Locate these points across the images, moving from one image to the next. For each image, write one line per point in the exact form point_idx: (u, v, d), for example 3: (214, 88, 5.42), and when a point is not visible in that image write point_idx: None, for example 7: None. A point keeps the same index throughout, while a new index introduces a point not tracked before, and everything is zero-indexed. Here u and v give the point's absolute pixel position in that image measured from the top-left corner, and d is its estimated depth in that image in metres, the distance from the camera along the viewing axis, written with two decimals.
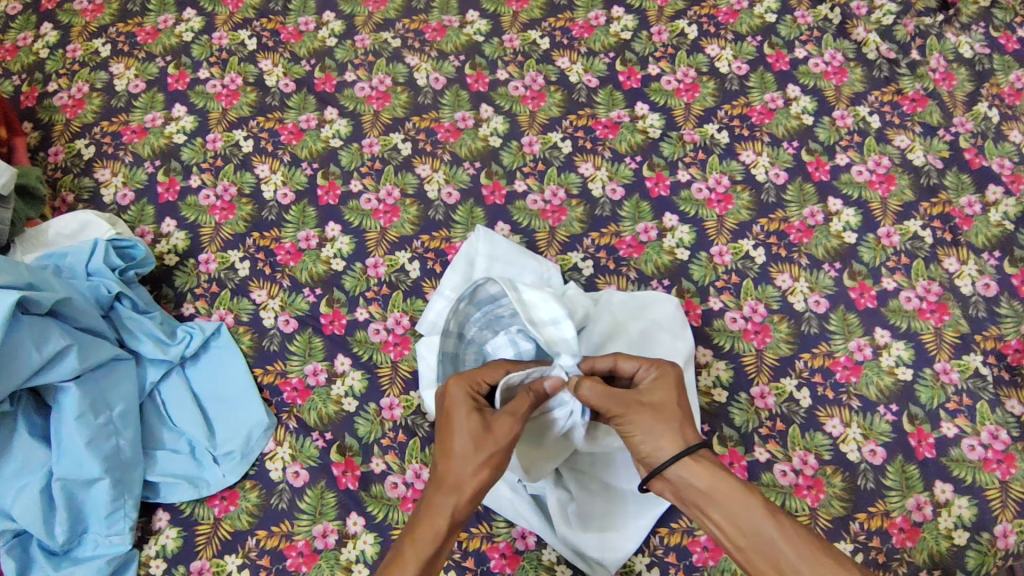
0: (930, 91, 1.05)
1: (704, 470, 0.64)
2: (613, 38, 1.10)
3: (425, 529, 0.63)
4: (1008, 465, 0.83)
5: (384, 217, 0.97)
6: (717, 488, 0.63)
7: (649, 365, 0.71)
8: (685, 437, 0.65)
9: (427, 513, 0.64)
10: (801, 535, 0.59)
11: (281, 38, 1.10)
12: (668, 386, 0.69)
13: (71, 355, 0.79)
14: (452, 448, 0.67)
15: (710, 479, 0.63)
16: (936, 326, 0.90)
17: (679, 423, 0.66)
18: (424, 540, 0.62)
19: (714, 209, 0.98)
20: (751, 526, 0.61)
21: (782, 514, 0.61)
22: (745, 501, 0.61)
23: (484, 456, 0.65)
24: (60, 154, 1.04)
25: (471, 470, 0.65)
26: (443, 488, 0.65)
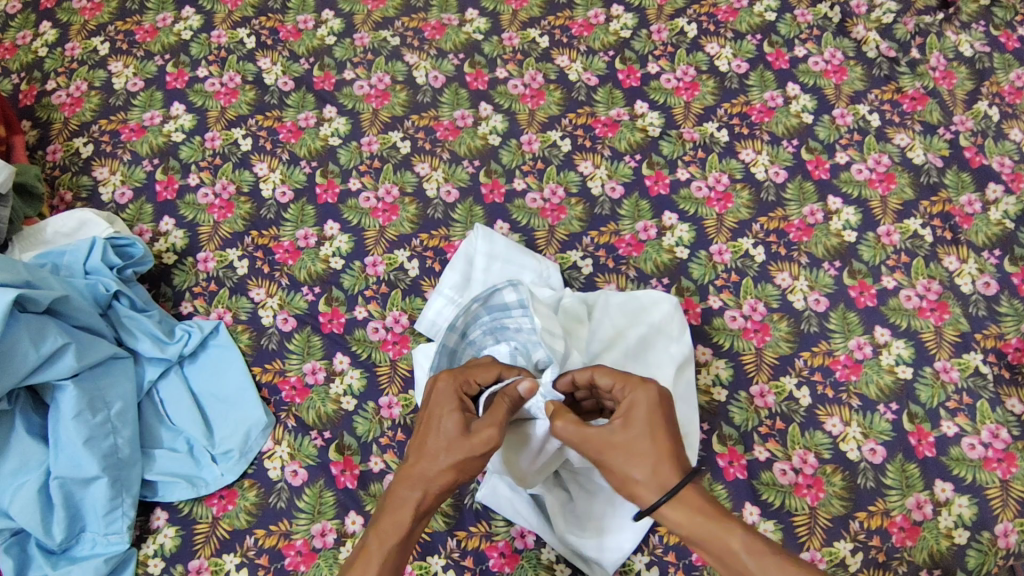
0: (930, 90, 1.05)
1: (682, 509, 0.63)
2: (613, 36, 1.10)
3: (393, 521, 0.63)
4: (1008, 465, 0.83)
5: (383, 215, 0.97)
6: (695, 530, 0.62)
7: (623, 384, 0.69)
8: (661, 475, 0.64)
9: (391, 505, 0.64)
10: (782, 567, 0.59)
11: (280, 37, 1.10)
12: (642, 413, 0.66)
13: (69, 353, 0.79)
14: (426, 446, 0.67)
15: (688, 523, 0.62)
16: (937, 325, 0.90)
17: (654, 463, 0.64)
18: (389, 531, 0.63)
19: (714, 208, 0.98)
20: (730, 561, 0.61)
21: (761, 546, 0.60)
22: (722, 539, 0.61)
23: (455, 457, 0.65)
24: (58, 153, 1.03)
25: (440, 469, 0.65)
26: (411, 482, 0.65)
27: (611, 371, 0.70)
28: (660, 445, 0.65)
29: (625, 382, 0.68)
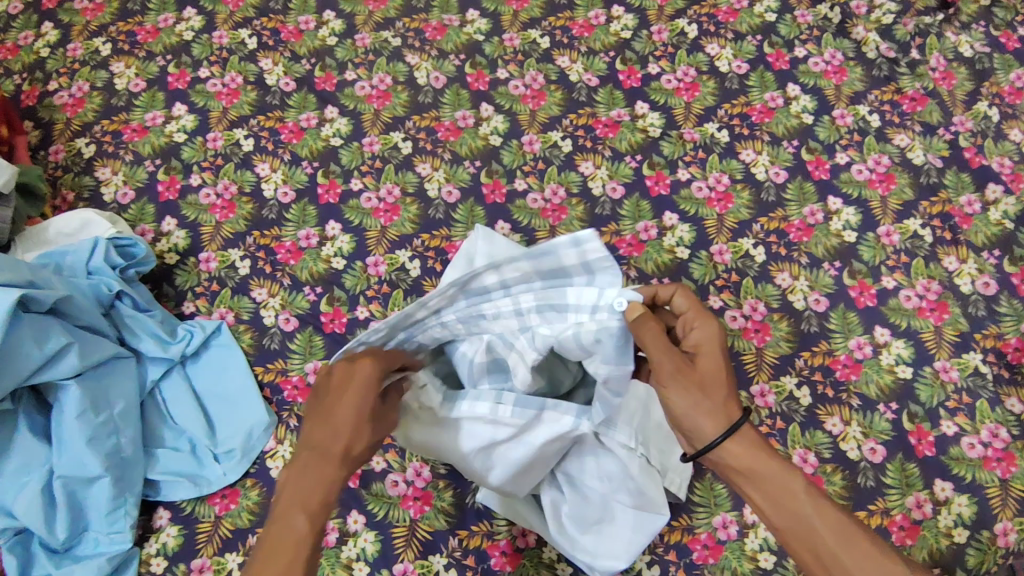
0: (930, 91, 1.06)
1: (744, 445, 0.59)
2: (613, 37, 1.10)
3: (304, 494, 0.54)
4: (1008, 464, 0.83)
5: (384, 216, 0.97)
6: (754, 467, 0.58)
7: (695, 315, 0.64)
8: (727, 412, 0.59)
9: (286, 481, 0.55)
10: (839, 517, 0.56)
11: (281, 37, 1.11)
12: (713, 350, 0.62)
13: (71, 353, 0.79)
14: (347, 402, 0.58)
15: (746, 459, 0.59)
16: (936, 324, 0.91)
17: (722, 403, 0.60)
18: (303, 506, 0.53)
19: (714, 208, 0.98)
20: (794, 509, 0.57)
21: (820, 493, 0.58)
22: (784, 481, 0.57)
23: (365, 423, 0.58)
24: (60, 153, 1.04)
25: (365, 434, 0.58)
26: (337, 447, 0.56)
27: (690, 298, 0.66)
28: (728, 389, 0.61)
29: (702, 314, 0.64)
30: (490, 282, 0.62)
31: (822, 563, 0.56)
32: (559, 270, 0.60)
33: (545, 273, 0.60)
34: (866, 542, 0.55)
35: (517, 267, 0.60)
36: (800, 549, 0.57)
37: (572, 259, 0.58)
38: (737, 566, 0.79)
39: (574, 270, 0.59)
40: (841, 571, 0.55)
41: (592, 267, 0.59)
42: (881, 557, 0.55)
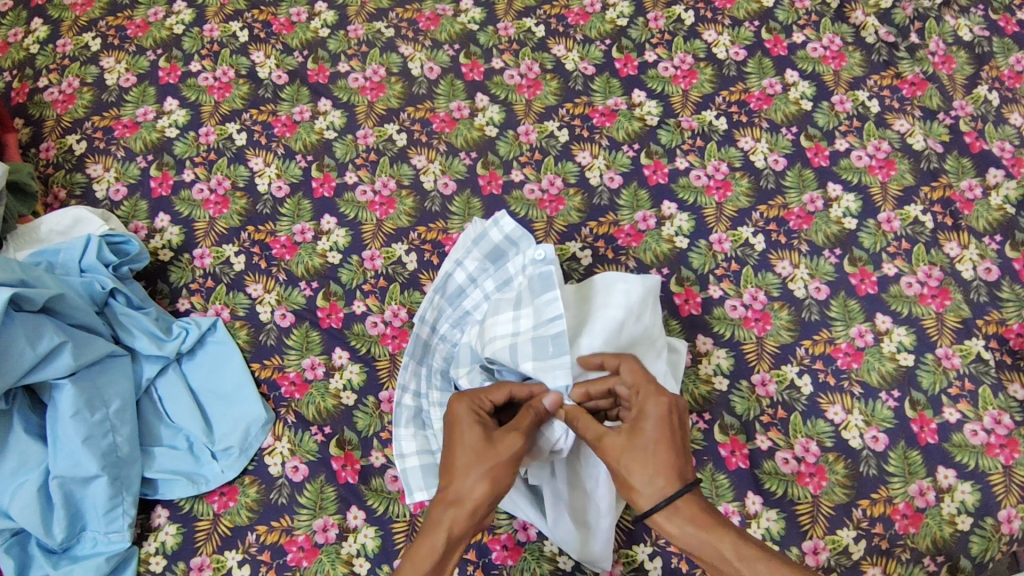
0: (930, 75, 1.05)
1: (679, 521, 0.63)
2: (609, 24, 1.09)
3: (425, 542, 0.62)
4: (1011, 450, 0.83)
5: (380, 209, 0.96)
6: (690, 541, 0.62)
7: (641, 389, 0.70)
8: (662, 483, 0.64)
9: (427, 526, 0.63)
10: (773, 571, 0.59)
11: (272, 30, 1.09)
12: (654, 422, 0.66)
13: (65, 352, 0.78)
14: (454, 463, 0.66)
15: (685, 535, 0.62)
16: (938, 311, 0.90)
17: (654, 469, 0.64)
18: (424, 557, 0.62)
19: (713, 197, 0.97)
20: (728, 572, 0.61)
21: (753, 552, 0.60)
22: (715, 546, 0.61)
23: (488, 469, 0.65)
24: (51, 150, 1.02)
25: (473, 482, 0.65)
26: (451, 503, 0.64)
27: (635, 369, 0.71)
28: (664, 455, 0.65)
29: (646, 386, 0.69)
30: (460, 280, 0.87)
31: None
32: (497, 249, 0.86)
33: (490, 257, 0.86)
34: None
35: (472, 258, 0.86)
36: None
37: (498, 236, 0.86)
38: None
39: (504, 244, 0.86)
40: None
41: (514, 238, 0.85)
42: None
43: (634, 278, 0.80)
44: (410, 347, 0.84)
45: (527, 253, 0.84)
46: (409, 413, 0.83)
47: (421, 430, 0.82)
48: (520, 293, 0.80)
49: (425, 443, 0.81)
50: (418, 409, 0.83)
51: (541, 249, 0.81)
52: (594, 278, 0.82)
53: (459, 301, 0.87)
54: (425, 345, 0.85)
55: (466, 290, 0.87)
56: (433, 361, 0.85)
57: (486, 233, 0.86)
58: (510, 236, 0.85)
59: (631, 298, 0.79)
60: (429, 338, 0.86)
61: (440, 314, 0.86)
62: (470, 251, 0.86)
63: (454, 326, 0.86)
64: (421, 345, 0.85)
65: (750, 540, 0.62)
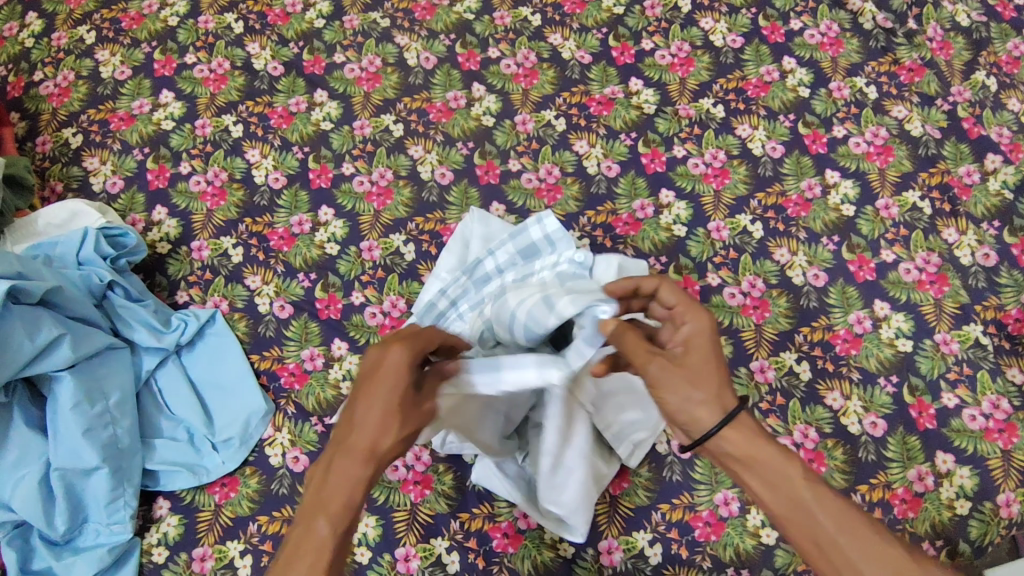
0: (927, 61, 1.04)
1: (743, 434, 0.57)
2: (605, 13, 1.08)
3: (331, 501, 0.53)
4: (1010, 435, 0.83)
5: (377, 199, 0.96)
6: (756, 455, 0.57)
7: (684, 310, 0.61)
8: (725, 402, 0.58)
9: (332, 480, 0.54)
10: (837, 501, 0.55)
11: (268, 21, 1.09)
12: (704, 341, 0.59)
13: (64, 344, 0.78)
14: (374, 398, 0.55)
15: (750, 449, 0.57)
16: (937, 297, 0.90)
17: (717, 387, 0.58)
18: (328, 515, 0.53)
19: (711, 184, 0.97)
20: (793, 494, 0.56)
21: (823, 483, 0.56)
22: (783, 469, 0.56)
23: (414, 425, 0.56)
24: (47, 144, 1.02)
25: (390, 427, 0.55)
26: (364, 452, 0.54)
27: (677, 291, 0.62)
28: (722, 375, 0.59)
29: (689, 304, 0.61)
30: (489, 267, 0.81)
31: (827, 556, 0.54)
32: (532, 246, 0.80)
33: (524, 252, 0.80)
34: (865, 528, 0.54)
35: (506, 250, 0.80)
36: (805, 544, 0.56)
37: (539, 233, 0.79)
38: (740, 542, 0.79)
39: (542, 244, 0.79)
40: (839, 552, 0.54)
41: (555, 239, 0.78)
42: (883, 543, 0.53)
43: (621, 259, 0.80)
44: (424, 313, 0.82)
45: (563, 258, 0.77)
46: None
47: None
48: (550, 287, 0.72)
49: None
50: None
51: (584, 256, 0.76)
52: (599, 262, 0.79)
53: (482, 287, 0.81)
54: (439, 317, 0.82)
55: (490, 279, 0.81)
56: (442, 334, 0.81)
57: (528, 227, 0.79)
58: (551, 237, 0.78)
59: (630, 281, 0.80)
60: (445, 314, 0.82)
61: (462, 295, 0.82)
62: (506, 241, 0.80)
63: (472, 308, 0.81)
64: (435, 316, 0.82)
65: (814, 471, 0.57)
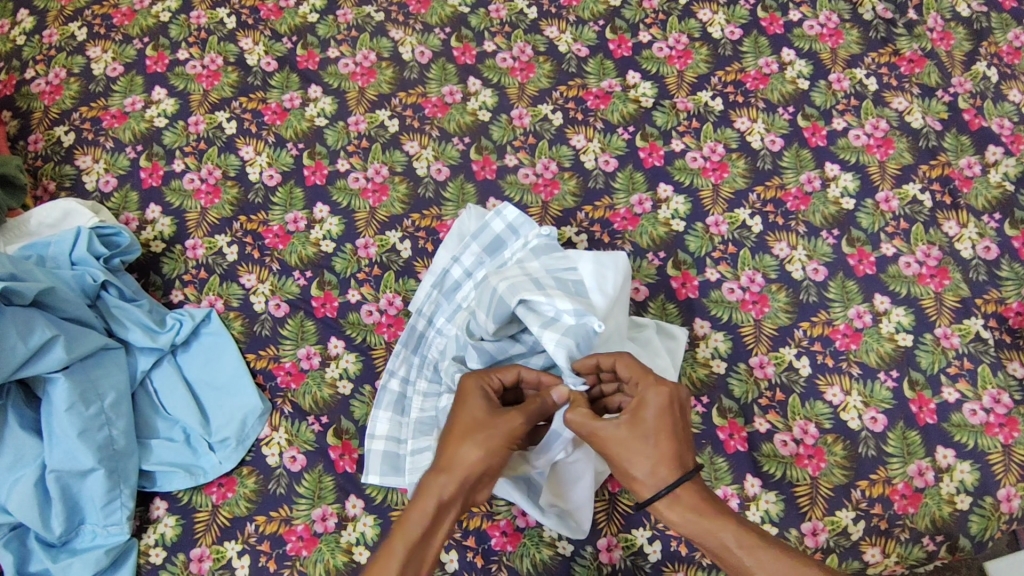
0: (928, 52, 1.03)
1: (678, 508, 0.63)
2: (602, 5, 1.07)
3: (413, 516, 0.62)
4: (1011, 429, 0.82)
5: (373, 196, 0.96)
6: (691, 529, 0.63)
7: (639, 380, 0.68)
8: (659, 475, 0.63)
9: (419, 494, 0.63)
10: (776, 561, 0.60)
11: (260, 16, 1.08)
12: (654, 412, 0.65)
13: (58, 345, 0.78)
14: (454, 431, 0.67)
15: (685, 523, 0.63)
16: (937, 291, 0.89)
17: (653, 463, 0.64)
18: (412, 524, 0.61)
19: (709, 178, 0.96)
20: (732, 558, 0.62)
21: (753, 539, 0.61)
22: (716, 535, 0.62)
23: (483, 438, 0.65)
24: (39, 143, 1.01)
25: (468, 450, 0.65)
26: (444, 470, 0.64)
27: (632, 363, 0.70)
28: (664, 446, 0.64)
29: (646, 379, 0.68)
30: (458, 275, 0.86)
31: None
32: (496, 239, 0.86)
33: (489, 249, 0.86)
34: None
35: (470, 252, 0.86)
36: None
37: (500, 226, 0.86)
38: None
39: (505, 234, 0.86)
40: None
41: (515, 226, 0.86)
42: None
43: (588, 253, 0.81)
44: (404, 337, 0.85)
45: (529, 239, 0.85)
46: (392, 397, 0.83)
47: (399, 416, 0.82)
48: (539, 282, 0.79)
49: (395, 430, 0.82)
50: (402, 395, 0.84)
51: (546, 233, 0.84)
52: (577, 260, 0.81)
53: (454, 295, 0.87)
54: (420, 338, 0.86)
55: (461, 285, 0.87)
56: (427, 354, 0.85)
57: (488, 224, 0.86)
58: (512, 225, 0.86)
59: (611, 275, 0.79)
60: (421, 329, 0.86)
61: (437, 309, 0.86)
62: (469, 244, 0.86)
63: (450, 320, 0.86)
64: (416, 336, 0.85)
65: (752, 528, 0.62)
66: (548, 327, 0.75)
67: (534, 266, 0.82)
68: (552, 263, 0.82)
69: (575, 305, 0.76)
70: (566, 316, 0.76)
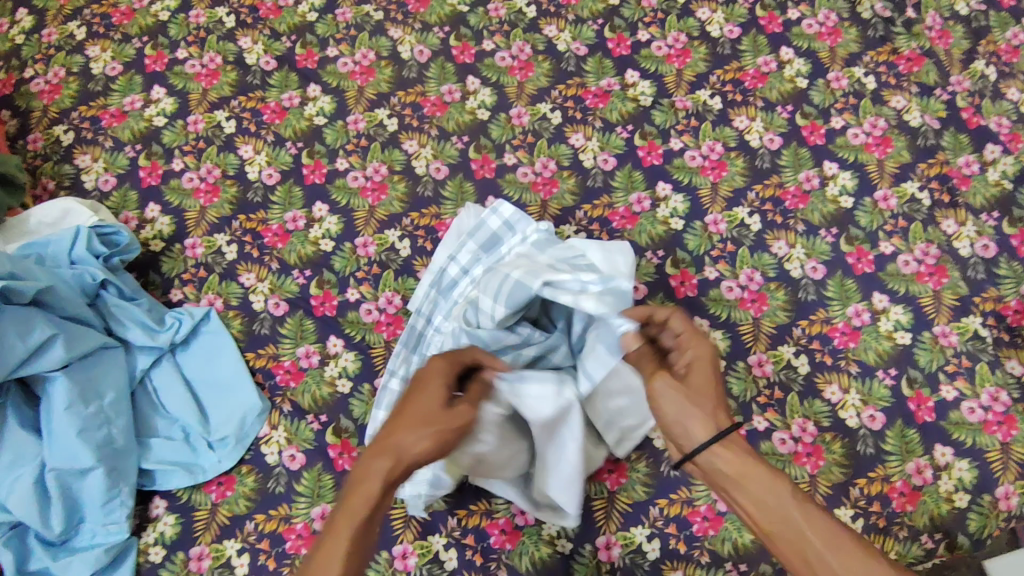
0: (926, 50, 1.03)
1: (735, 453, 0.59)
2: (601, 3, 1.07)
3: (359, 495, 0.58)
4: (1009, 427, 0.83)
5: (372, 195, 0.96)
6: (747, 473, 0.58)
7: (690, 334, 0.68)
8: (718, 419, 0.61)
9: (360, 475, 0.60)
10: (828, 522, 0.56)
11: (259, 15, 1.08)
12: (704, 364, 0.65)
13: (57, 344, 0.78)
14: (405, 416, 0.64)
15: (740, 467, 0.59)
16: (935, 289, 0.89)
17: (712, 405, 0.62)
18: (356, 504, 0.58)
19: (708, 177, 0.96)
20: (783, 511, 0.56)
21: (809, 497, 0.57)
22: (773, 485, 0.57)
23: (435, 427, 0.62)
24: (39, 142, 1.01)
25: (416, 438, 0.61)
26: (380, 452, 0.61)
27: (687, 319, 0.69)
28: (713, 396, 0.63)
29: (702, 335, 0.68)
30: (456, 272, 0.86)
31: (810, 567, 0.55)
32: (493, 237, 0.85)
33: (486, 246, 0.85)
34: (854, 544, 0.54)
35: (467, 249, 0.86)
36: (791, 557, 0.56)
37: (496, 223, 0.85)
38: (738, 536, 0.79)
39: (501, 231, 0.85)
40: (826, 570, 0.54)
41: (512, 223, 0.85)
42: (863, 556, 0.54)
43: (593, 244, 0.83)
44: (404, 336, 0.84)
45: (526, 235, 0.84)
46: (391, 396, 0.82)
47: None
48: (550, 266, 0.78)
49: None
50: (402, 394, 0.82)
51: (543, 230, 0.84)
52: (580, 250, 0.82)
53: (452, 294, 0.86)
54: (420, 336, 0.85)
55: (459, 283, 0.86)
56: (427, 353, 0.84)
57: (484, 221, 0.86)
58: (508, 222, 0.85)
59: (621, 262, 0.81)
60: (420, 327, 0.85)
61: (436, 307, 0.86)
62: (466, 242, 0.86)
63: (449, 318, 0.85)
64: (415, 335, 0.85)
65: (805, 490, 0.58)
66: (584, 296, 0.73)
67: (541, 258, 0.81)
68: (556, 252, 0.81)
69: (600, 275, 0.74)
70: (592, 282, 0.74)
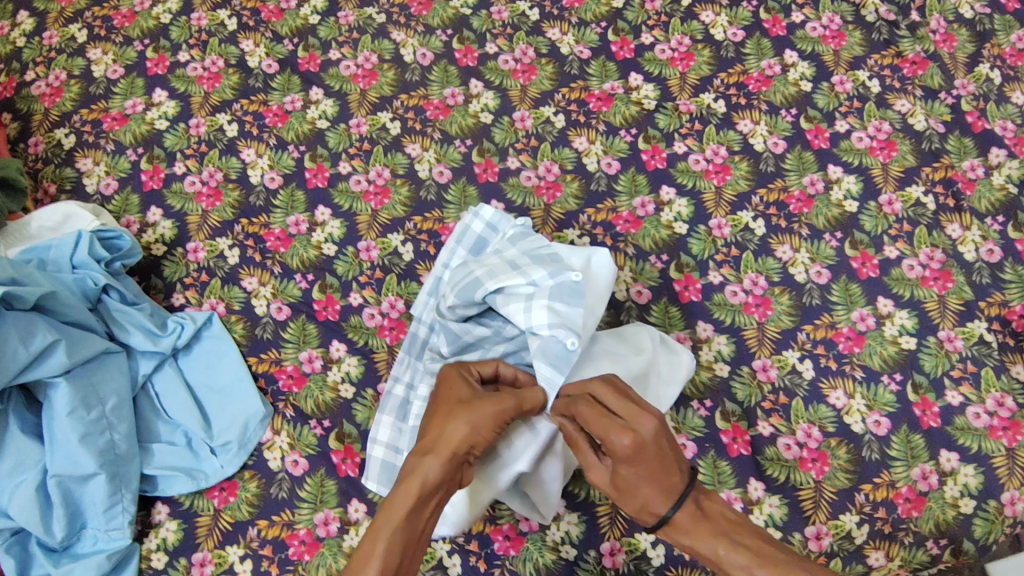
0: (931, 53, 1.03)
1: (674, 531, 0.66)
2: (604, 6, 1.07)
3: (398, 495, 0.62)
4: (1014, 432, 0.82)
5: (374, 199, 0.95)
6: (688, 542, 0.66)
7: (603, 425, 0.66)
8: (652, 511, 0.66)
9: (405, 475, 0.63)
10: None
11: (261, 17, 1.07)
12: (625, 463, 0.65)
13: (59, 350, 0.78)
14: (442, 413, 0.68)
15: (684, 540, 0.66)
16: (940, 294, 0.89)
17: (641, 505, 0.66)
18: (397, 504, 0.61)
19: (712, 180, 0.96)
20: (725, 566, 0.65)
21: (746, 559, 0.63)
22: (710, 550, 0.65)
23: (470, 418, 0.66)
24: (40, 145, 1.01)
25: (456, 428, 0.65)
26: (434, 451, 0.64)
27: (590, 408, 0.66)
28: (647, 488, 0.65)
29: (634, 409, 0.66)
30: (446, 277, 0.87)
31: None
32: (479, 239, 0.87)
33: (474, 250, 0.87)
34: None
35: (456, 256, 0.87)
36: None
37: (479, 226, 0.87)
38: None
39: (486, 233, 0.87)
40: None
41: (494, 224, 0.86)
42: None
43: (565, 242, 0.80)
44: (406, 344, 0.84)
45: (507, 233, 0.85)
46: (395, 403, 0.82)
47: (400, 422, 0.80)
48: (513, 260, 0.78)
49: (395, 438, 0.80)
50: (405, 401, 0.82)
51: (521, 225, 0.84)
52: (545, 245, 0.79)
53: None
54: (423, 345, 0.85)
55: None
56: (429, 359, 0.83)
57: (468, 226, 0.87)
58: (490, 223, 0.86)
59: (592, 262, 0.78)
60: (419, 335, 0.85)
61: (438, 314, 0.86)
62: (453, 248, 0.87)
63: None
64: (418, 343, 0.85)
65: (749, 545, 0.63)
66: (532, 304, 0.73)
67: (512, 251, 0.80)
68: (525, 247, 0.80)
69: (550, 278, 0.74)
70: (542, 279, 0.74)
